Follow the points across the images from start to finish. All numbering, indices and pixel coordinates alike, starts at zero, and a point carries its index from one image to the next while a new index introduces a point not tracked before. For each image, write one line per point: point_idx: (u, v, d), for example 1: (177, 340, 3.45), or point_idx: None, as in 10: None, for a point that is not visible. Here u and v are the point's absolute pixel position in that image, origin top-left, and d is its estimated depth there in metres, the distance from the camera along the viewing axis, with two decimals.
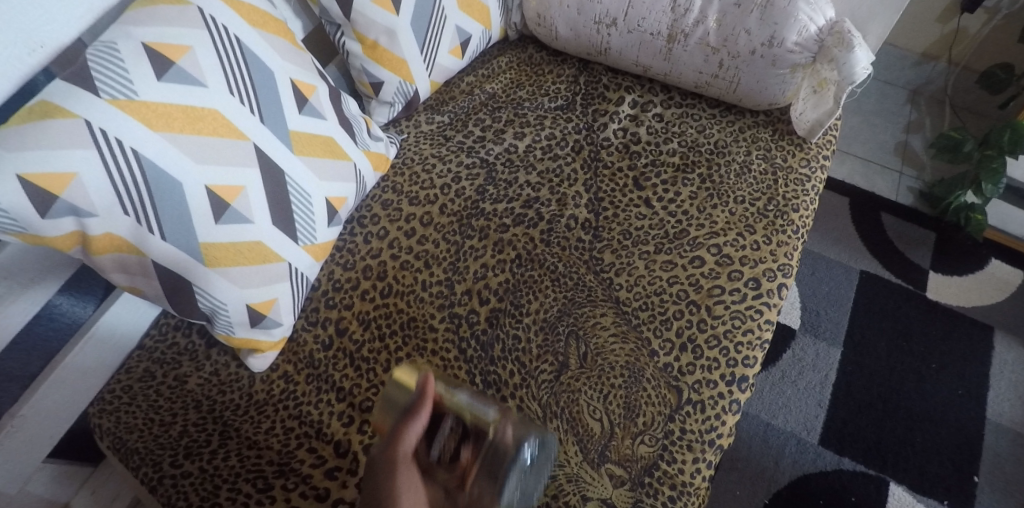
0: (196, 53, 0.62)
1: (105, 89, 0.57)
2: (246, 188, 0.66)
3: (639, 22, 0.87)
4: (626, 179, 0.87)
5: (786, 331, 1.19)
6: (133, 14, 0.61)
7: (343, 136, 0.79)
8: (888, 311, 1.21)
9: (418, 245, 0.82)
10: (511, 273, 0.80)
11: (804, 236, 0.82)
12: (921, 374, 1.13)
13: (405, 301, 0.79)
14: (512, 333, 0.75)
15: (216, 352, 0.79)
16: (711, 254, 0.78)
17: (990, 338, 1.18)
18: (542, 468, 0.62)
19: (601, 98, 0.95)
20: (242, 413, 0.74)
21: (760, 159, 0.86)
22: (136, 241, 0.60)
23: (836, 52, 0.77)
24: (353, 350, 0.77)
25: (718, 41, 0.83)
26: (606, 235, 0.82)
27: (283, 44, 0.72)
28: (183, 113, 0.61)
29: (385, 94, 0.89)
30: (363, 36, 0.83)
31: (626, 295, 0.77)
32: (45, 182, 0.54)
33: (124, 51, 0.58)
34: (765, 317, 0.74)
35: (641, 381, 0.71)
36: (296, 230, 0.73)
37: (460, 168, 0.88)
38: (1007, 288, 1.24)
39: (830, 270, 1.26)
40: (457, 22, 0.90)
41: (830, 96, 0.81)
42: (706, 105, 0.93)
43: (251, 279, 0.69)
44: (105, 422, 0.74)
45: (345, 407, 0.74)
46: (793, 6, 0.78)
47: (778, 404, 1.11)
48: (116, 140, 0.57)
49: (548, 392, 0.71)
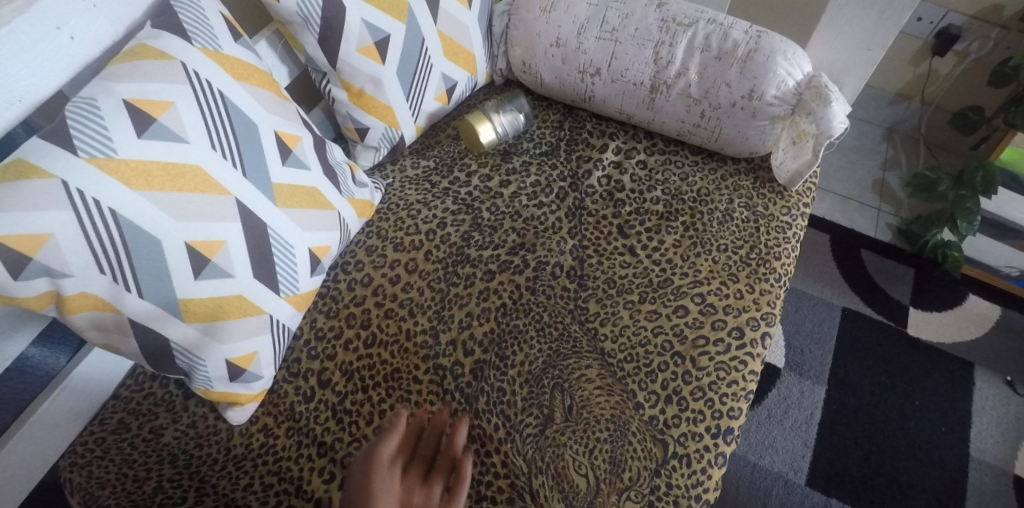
0: (179, 109, 0.62)
1: (83, 147, 0.57)
2: (227, 243, 0.66)
3: (623, 72, 0.89)
4: (610, 227, 0.87)
5: (770, 369, 1.20)
6: (114, 70, 0.61)
7: (327, 186, 0.78)
8: (870, 349, 1.22)
9: (403, 293, 0.81)
10: (496, 323, 0.79)
11: (786, 283, 0.82)
12: (904, 412, 1.14)
13: (389, 352, 0.78)
14: (497, 386, 0.75)
15: (193, 403, 0.77)
16: (694, 303, 0.79)
17: (970, 374, 1.19)
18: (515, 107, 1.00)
19: (584, 144, 0.96)
20: (218, 469, 0.72)
21: (742, 207, 0.87)
22: (114, 300, 0.61)
23: (814, 106, 0.79)
24: (336, 402, 0.75)
25: (699, 93, 0.85)
26: (591, 284, 0.83)
27: (268, 96, 0.72)
28: (164, 170, 0.61)
29: (370, 139, 0.90)
30: (349, 84, 0.83)
31: (612, 346, 0.77)
32: (19, 244, 0.54)
33: (104, 109, 0.58)
34: (749, 368, 0.74)
35: (626, 435, 0.70)
36: (278, 282, 0.72)
37: (445, 214, 0.88)
38: (985, 323, 1.25)
39: (813, 308, 1.27)
40: (444, 69, 0.91)
41: (808, 148, 0.83)
42: (689, 152, 0.94)
43: (230, 334, 0.69)
44: (76, 476, 0.71)
45: (326, 463, 0.72)
46: (771, 61, 0.81)
47: (765, 444, 1.10)
48: (93, 200, 0.57)
49: (533, 446, 0.70)
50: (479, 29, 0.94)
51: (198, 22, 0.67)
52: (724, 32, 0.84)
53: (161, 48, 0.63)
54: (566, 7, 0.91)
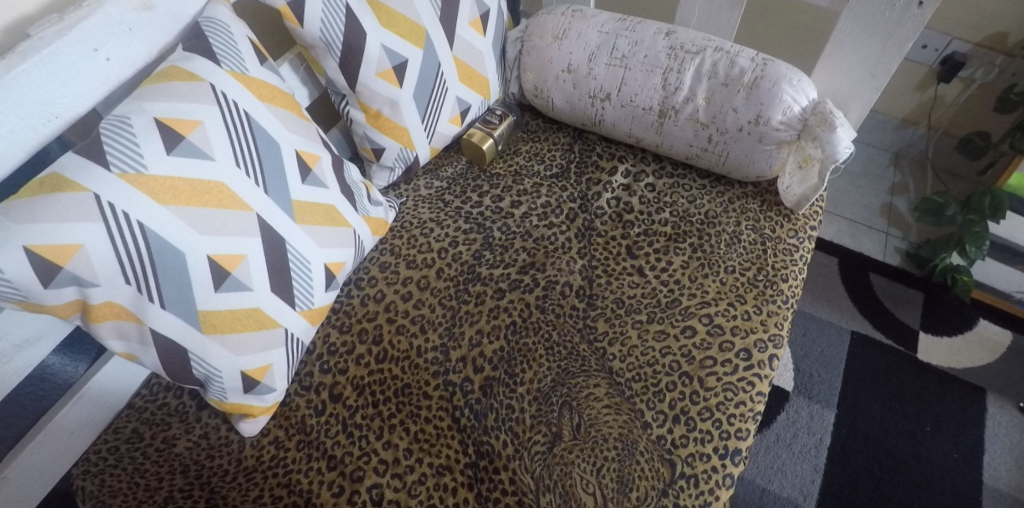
0: (206, 128, 0.65)
1: (116, 163, 0.60)
2: (246, 257, 0.68)
3: (632, 97, 0.91)
4: (619, 248, 0.89)
5: (778, 392, 1.20)
6: (147, 90, 0.64)
7: (344, 204, 0.80)
8: (880, 373, 1.21)
9: (414, 309, 0.83)
10: (506, 341, 0.80)
11: (793, 305, 0.83)
12: (915, 438, 1.13)
13: (399, 368, 0.79)
14: (506, 403, 0.76)
15: (207, 414, 0.78)
16: (702, 324, 0.79)
17: (982, 400, 1.18)
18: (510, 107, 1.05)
19: (594, 167, 0.98)
20: (229, 480, 0.73)
21: (750, 230, 0.89)
22: (137, 311, 0.63)
23: (821, 131, 0.81)
24: (346, 416, 0.76)
25: (707, 118, 0.87)
26: (600, 303, 0.84)
27: (291, 117, 0.75)
28: (190, 186, 0.64)
29: (386, 159, 0.92)
30: (367, 105, 0.86)
31: (620, 365, 0.78)
32: (50, 253, 0.57)
33: (136, 127, 0.61)
34: (757, 389, 0.75)
35: (634, 454, 0.71)
36: (294, 296, 0.74)
37: (458, 233, 0.90)
38: (998, 349, 1.23)
39: (822, 332, 1.27)
40: (458, 93, 0.93)
41: (814, 173, 0.85)
42: (697, 175, 0.96)
43: (246, 346, 0.70)
44: (88, 485, 0.72)
45: (336, 476, 0.72)
46: (777, 87, 0.83)
47: (774, 468, 1.10)
48: (123, 213, 0.60)
49: (541, 464, 0.71)
50: (493, 55, 0.97)
51: (227, 45, 0.70)
52: (731, 59, 0.86)
53: (192, 69, 0.67)
54: (577, 34, 0.94)
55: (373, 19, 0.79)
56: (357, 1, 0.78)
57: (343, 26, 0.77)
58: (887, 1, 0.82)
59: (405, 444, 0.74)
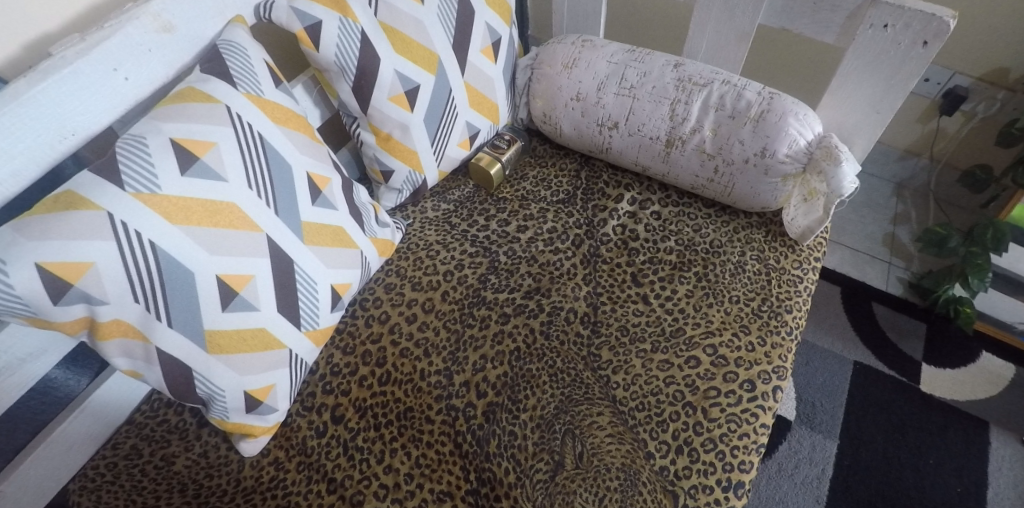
0: (220, 150, 0.66)
1: (130, 183, 0.61)
2: (255, 277, 0.69)
3: (639, 126, 0.92)
4: (623, 275, 0.89)
5: (781, 422, 1.19)
6: (164, 110, 0.65)
7: (352, 225, 0.80)
8: (882, 403, 1.20)
9: (419, 331, 0.83)
10: (510, 366, 0.80)
11: (797, 337, 0.83)
12: (918, 470, 1.12)
13: (402, 391, 0.79)
14: (508, 429, 0.76)
15: (207, 432, 0.78)
16: (706, 354, 0.79)
17: (985, 434, 1.16)
18: (519, 133, 1.05)
19: (600, 194, 0.98)
20: (227, 500, 0.73)
21: (753, 259, 0.89)
22: (144, 328, 0.64)
23: (825, 165, 0.82)
24: (347, 438, 0.76)
25: (713, 149, 0.88)
26: (604, 331, 0.84)
27: (304, 139, 0.76)
28: (203, 206, 0.64)
29: (395, 182, 0.93)
30: (378, 129, 0.87)
31: (624, 394, 0.79)
32: (62, 271, 0.57)
33: (152, 147, 0.62)
34: (760, 421, 0.75)
35: (637, 485, 0.70)
36: (300, 316, 0.74)
37: (463, 256, 0.90)
38: (1000, 381, 1.22)
39: (824, 362, 1.27)
40: (468, 118, 0.95)
41: (819, 205, 0.85)
42: (703, 205, 0.96)
43: (251, 366, 0.71)
44: (85, 501, 0.72)
45: (335, 500, 0.72)
46: (783, 121, 0.84)
47: (775, 499, 1.10)
48: (136, 232, 0.61)
49: (543, 492, 0.71)
50: (503, 82, 0.99)
51: (244, 68, 0.71)
52: (738, 92, 0.88)
53: (209, 91, 0.68)
54: (586, 64, 0.96)
55: (387, 45, 0.81)
56: (372, 27, 0.80)
57: (358, 52, 0.79)
58: (891, 40, 0.82)
59: (406, 468, 0.74)
